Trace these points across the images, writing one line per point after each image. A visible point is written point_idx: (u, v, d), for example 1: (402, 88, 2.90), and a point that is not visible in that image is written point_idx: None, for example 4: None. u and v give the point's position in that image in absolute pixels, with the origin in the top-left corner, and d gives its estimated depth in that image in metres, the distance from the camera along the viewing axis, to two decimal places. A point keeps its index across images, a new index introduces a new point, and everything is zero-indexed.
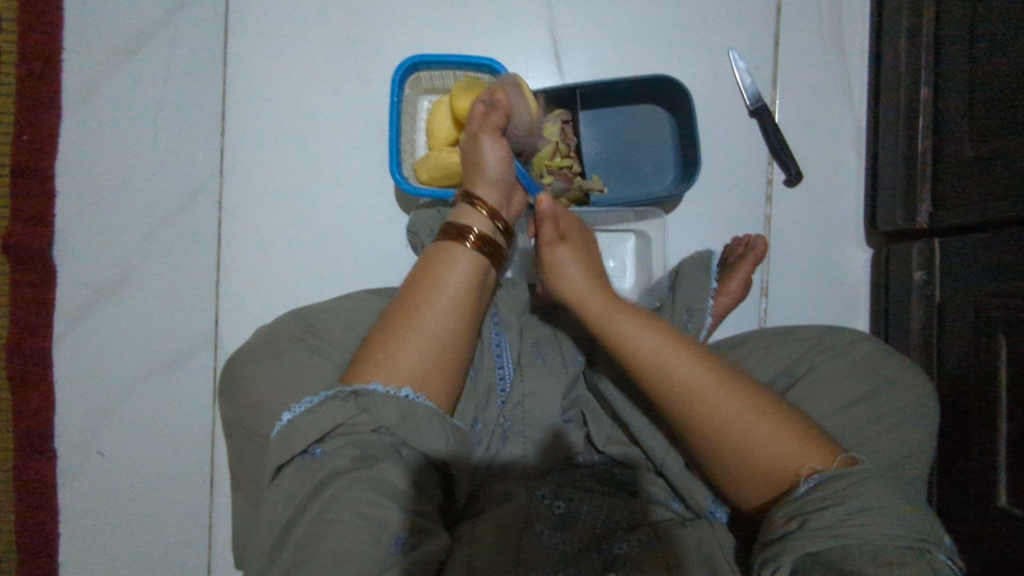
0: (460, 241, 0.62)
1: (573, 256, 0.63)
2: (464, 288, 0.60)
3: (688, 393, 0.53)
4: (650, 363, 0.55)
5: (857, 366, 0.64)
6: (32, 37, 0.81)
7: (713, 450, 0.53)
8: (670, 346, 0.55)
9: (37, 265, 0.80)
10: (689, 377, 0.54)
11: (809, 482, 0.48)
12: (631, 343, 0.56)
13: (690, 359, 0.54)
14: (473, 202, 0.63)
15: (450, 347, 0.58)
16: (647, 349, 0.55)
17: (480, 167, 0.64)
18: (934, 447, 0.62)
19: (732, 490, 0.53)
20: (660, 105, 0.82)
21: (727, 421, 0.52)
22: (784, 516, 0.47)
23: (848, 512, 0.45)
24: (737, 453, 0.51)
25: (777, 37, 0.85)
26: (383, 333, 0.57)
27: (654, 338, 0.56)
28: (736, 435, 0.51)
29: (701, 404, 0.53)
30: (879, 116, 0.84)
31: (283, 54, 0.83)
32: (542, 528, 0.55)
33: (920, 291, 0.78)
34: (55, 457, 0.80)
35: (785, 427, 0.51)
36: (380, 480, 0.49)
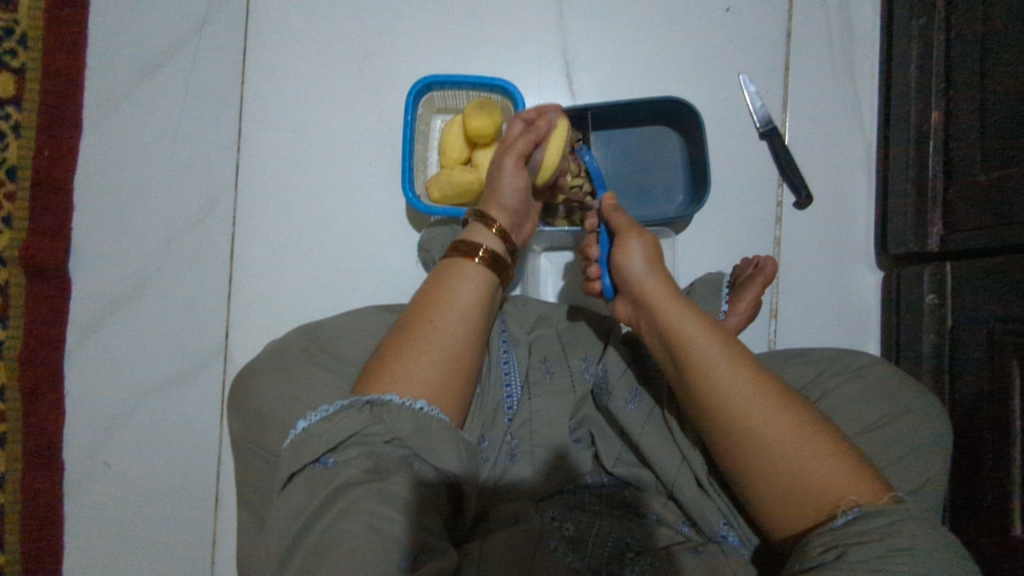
0: (471, 257, 0.63)
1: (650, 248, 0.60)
2: (477, 303, 0.61)
3: (745, 399, 0.50)
4: (708, 365, 0.52)
5: (870, 389, 0.64)
6: (59, 54, 0.83)
7: (759, 466, 0.49)
8: (729, 349, 0.52)
9: (53, 277, 0.81)
10: (748, 382, 0.51)
11: (849, 515, 0.45)
12: (689, 342, 0.53)
13: (748, 366, 0.51)
14: (487, 221, 0.64)
15: (463, 361, 0.58)
16: (708, 349, 0.52)
17: (498, 190, 0.66)
18: (947, 474, 0.62)
19: (766, 517, 0.50)
20: (671, 127, 0.83)
21: (780, 436, 0.48)
22: (820, 546, 0.44)
23: (889, 549, 0.43)
24: (783, 473, 0.48)
25: (788, 61, 0.86)
26: (397, 343, 0.58)
27: (713, 339, 0.53)
28: (788, 451, 0.48)
29: (756, 413, 0.49)
30: (890, 140, 0.84)
31: (300, 73, 0.85)
32: (555, 545, 0.56)
33: (932, 315, 0.78)
34: (63, 468, 0.81)
35: (837, 454, 0.48)
36: (392, 493, 0.49)
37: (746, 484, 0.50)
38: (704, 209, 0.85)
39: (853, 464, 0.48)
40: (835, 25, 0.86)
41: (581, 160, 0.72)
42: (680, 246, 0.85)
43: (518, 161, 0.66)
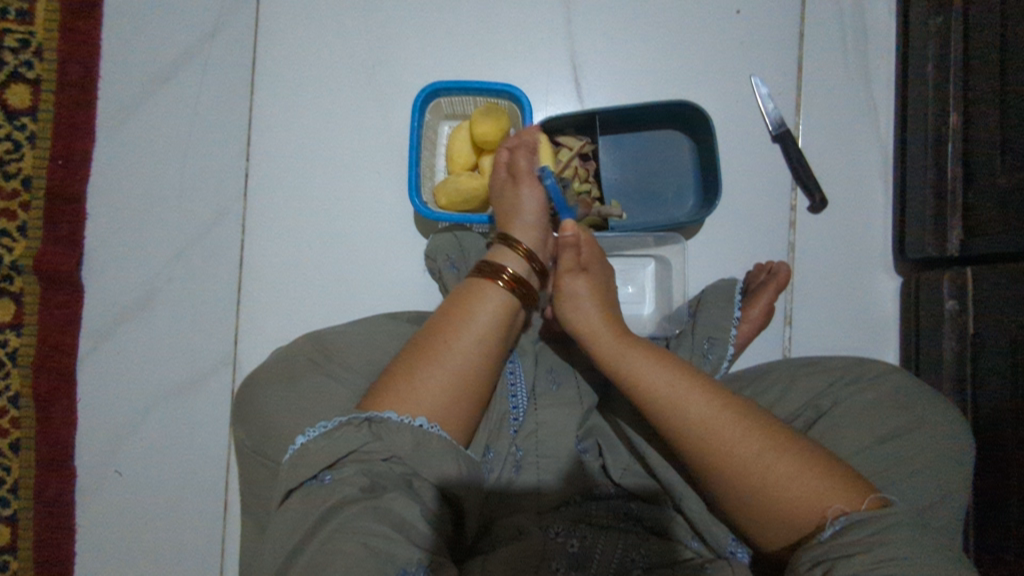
0: (495, 280, 0.61)
1: (588, 288, 0.62)
2: (494, 326, 0.59)
3: (702, 431, 0.51)
4: (663, 403, 0.54)
5: (887, 399, 0.62)
6: (73, 65, 0.84)
7: (732, 495, 0.50)
8: (680, 381, 0.54)
9: (67, 285, 0.82)
10: (703, 413, 0.52)
11: (834, 526, 0.45)
12: (641, 381, 0.55)
13: (703, 397, 0.53)
14: (509, 243, 0.63)
15: (472, 382, 0.57)
16: (659, 385, 0.54)
17: (516, 212, 0.65)
18: (969, 487, 0.59)
19: (759, 532, 0.50)
20: (681, 131, 0.82)
21: (744, 462, 0.49)
22: (809, 561, 0.44)
23: (876, 560, 0.42)
24: (754, 494, 0.49)
25: (801, 63, 0.84)
26: (406, 363, 0.56)
27: (666, 375, 0.55)
28: (754, 477, 0.49)
29: (714, 445, 0.50)
30: (907, 142, 0.82)
31: (309, 81, 0.85)
32: (557, 565, 0.54)
33: (953, 322, 0.75)
34: (75, 474, 0.81)
35: (810, 467, 0.48)
36: (387, 511, 0.49)
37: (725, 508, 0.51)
38: (716, 214, 0.83)
39: (822, 476, 0.48)
40: (849, 26, 0.85)
41: (550, 177, 0.66)
42: (691, 252, 0.83)
43: (531, 180, 0.66)
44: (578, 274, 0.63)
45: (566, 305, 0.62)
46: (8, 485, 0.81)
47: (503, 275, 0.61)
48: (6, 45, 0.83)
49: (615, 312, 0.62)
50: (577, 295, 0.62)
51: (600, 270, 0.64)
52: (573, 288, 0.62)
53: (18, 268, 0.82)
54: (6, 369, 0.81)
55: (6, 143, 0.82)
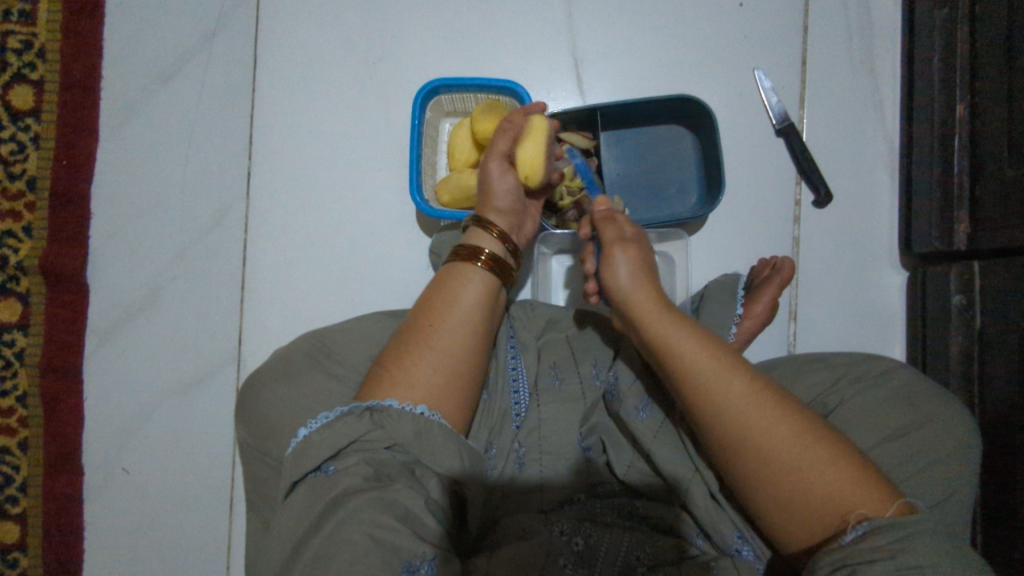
0: (472, 260, 0.62)
1: (634, 261, 0.59)
2: (479, 307, 0.60)
3: (743, 413, 0.50)
4: (704, 381, 0.52)
5: (893, 395, 0.61)
6: (75, 66, 0.84)
7: (763, 477, 0.49)
8: (723, 358, 0.52)
9: (72, 284, 0.83)
10: (745, 393, 0.50)
11: (856, 531, 0.45)
12: (683, 354, 0.53)
13: (744, 376, 0.51)
14: (483, 224, 0.64)
15: (466, 366, 0.57)
16: (702, 362, 0.52)
17: (489, 192, 0.65)
18: (976, 484, 0.59)
19: (776, 526, 0.50)
20: (683, 126, 0.81)
21: (783, 446, 0.48)
22: (830, 564, 0.44)
23: (898, 567, 0.42)
24: (788, 483, 0.48)
25: (805, 55, 0.83)
26: (399, 349, 0.57)
27: (706, 352, 0.53)
28: (792, 461, 0.48)
29: (755, 424, 0.49)
30: (913, 135, 0.81)
31: (310, 79, 0.85)
32: (565, 562, 0.54)
33: (960, 316, 0.75)
34: (82, 472, 0.82)
35: (842, 460, 0.48)
36: (393, 501, 0.48)
37: (752, 494, 0.50)
38: (720, 209, 0.83)
39: (854, 469, 0.48)
40: (854, 18, 0.84)
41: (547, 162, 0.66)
42: (695, 247, 0.83)
43: (506, 163, 0.65)
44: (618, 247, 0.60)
45: (614, 278, 0.59)
46: (17, 483, 0.82)
47: (480, 257, 0.62)
48: (8, 46, 0.83)
49: (658, 284, 0.59)
50: (619, 267, 0.59)
51: (644, 247, 0.61)
52: (615, 260, 0.59)
53: (23, 268, 0.82)
54: (13, 368, 0.82)
55: (10, 144, 0.83)
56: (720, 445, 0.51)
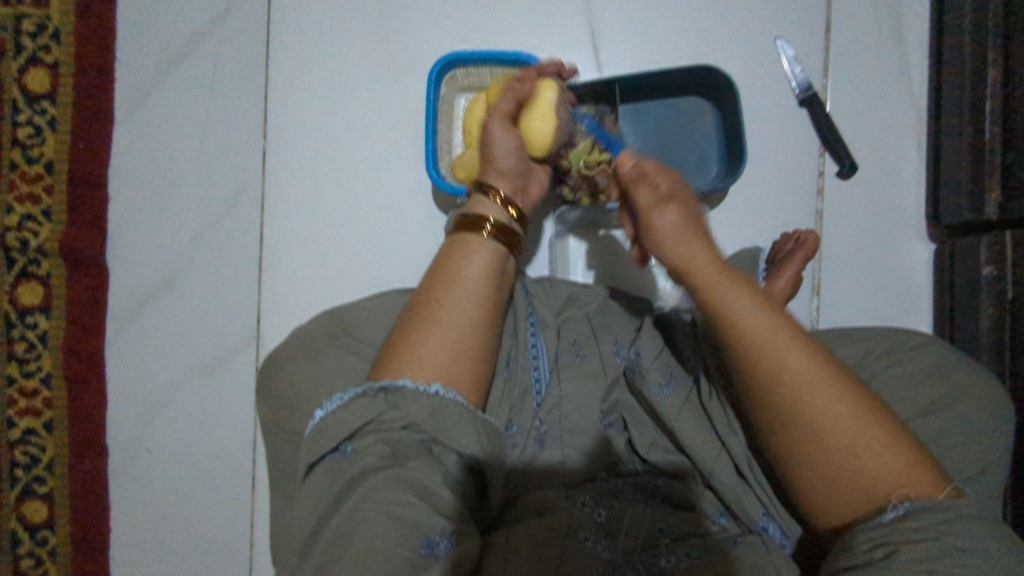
0: (477, 230, 0.61)
1: (681, 215, 0.54)
2: (485, 276, 0.59)
3: (803, 385, 0.47)
4: (764, 350, 0.48)
5: (922, 371, 0.60)
6: (90, 48, 0.84)
7: (809, 450, 0.47)
8: (785, 329, 0.48)
9: (92, 267, 0.83)
10: (804, 367, 0.47)
11: (897, 510, 0.44)
12: (742, 324, 0.48)
13: (804, 348, 0.48)
14: (487, 192, 0.63)
15: (475, 339, 0.57)
16: (763, 334, 0.48)
17: (492, 160, 0.65)
18: (1008, 459, 0.57)
19: (813, 504, 0.48)
20: (704, 97, 0.79)
21: (838, 428, 0.46)
22: (866, 542, 0.44)
23: (942, 549, 0.42)
24: (841, 465, 0.46)
25: (829, 22, 0.81)
26: (406, 328, 0.56)
27: (766, 319, 0.49)
28: (844, 438, 0.46)
29: (808, 400, 0.46)
30: (942, 102, 0.79)
31: (323, 57, 0.84)
32: (585, 535, 0.54)
33: (991, 289, 0.73)
34: (108, 452, 0.83)
35: (896, 440, 0.46)
36: (411, 479, 0.48)
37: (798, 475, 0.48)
38: (741, 182, 0.81)
39: (901, 446, 0.46)
40: None
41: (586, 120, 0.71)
42: (715, 222, 0.81)
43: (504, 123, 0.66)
44: (663, 204, 0.55)
45: (659, 238, 0.54)
46: (43, 463, 0.83)
47: (485, 225, 0.61)
48: (23, 29, 0.83)
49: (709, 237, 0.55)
50: (667, 228, 0.54)
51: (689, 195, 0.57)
52: (659, 220, 0.55)
53: (44, 251, 0.83)
54: (37, 350, 0.83)
55: (27, 127, 0.83)
56: (772, 418, 0.48)
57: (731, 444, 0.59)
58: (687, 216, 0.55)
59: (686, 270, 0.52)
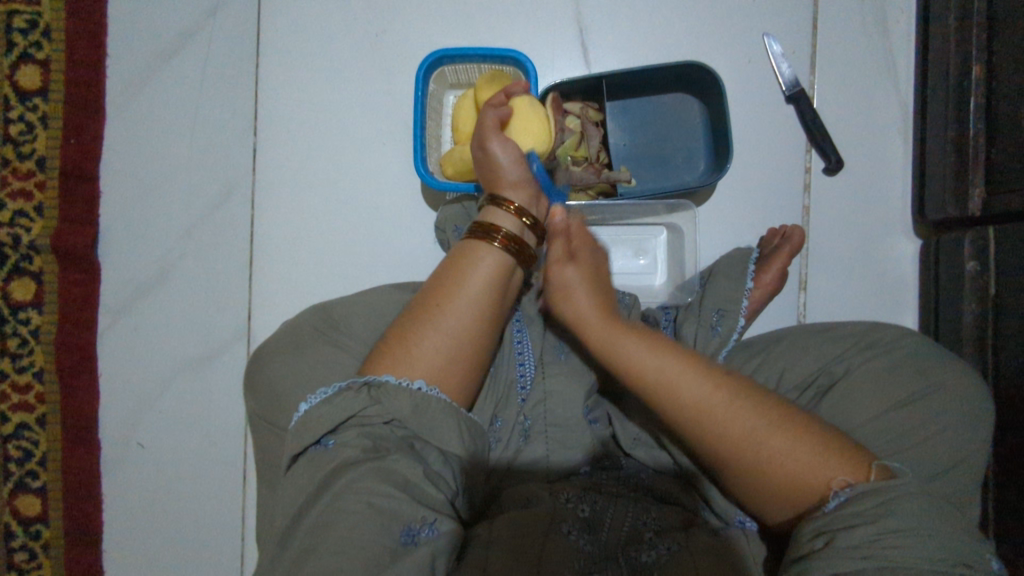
0: (488, 240, 0.61)
1: (581, 275, 0.61)
2: (484, 282, 0.59)
3: (696, 412, 0.51)
4: (658, 382, 0.53)
5: (903, 365, 0.60)
6: (81, 45, 0.84)
7: (730, 474, 0.50)
8: (673, 364, 0.53)
9: (83, 263, 0.84)
10: (696, 395, 0.51)
11: (839, 497, 0.45)
12: (635, 368, 0.54)
13: (697, 378, 0.52)
14: (500, 203, 0.63)
15: (470, 341, 0.57)
16: (651, 370, 0.53)
17: (499, 173, 0.64)
18: (987, 454, 0.58)
19: (756, 506, 0.50)
20: (690, 94, 0.80)
21: (743, 441, 0.49)
22: (810, 533, 0.45)
23: (878, 531, 0.42)
24: (753, 476, 0.49)
25: (816, 19, 0.81)
26: (402, 327, 0.57)
27: (655, 358, 0.54)
28: (750, 455, 0.48)
29: (705, 426, 0.50)
30: (928, 99, 0.79)
31: (313, 53, 0.85)
32: (569, 529, 0.54)
33: (974, 284, 0.73)
34: (100, 447, 0.84)
35: (808, 442, 0.48)
36: (391, 471, 0.49)
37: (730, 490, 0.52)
38: (728, 178, 0.82)
39: (813, 451, 0.47)
40: None
41: (535, 162, 0.67)
42: (703, 218, 0.82)
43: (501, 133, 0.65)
44: (567, 263, 0.62)
45: (560, 297, 0.62)
46: (36, 457, 0.83)
47: (497, 236, 0.61)
48: (15, 26, 0.84)
49: (609, 298, 0.61)
50: (569, 284, 0.61)
51: (592, 257, 0.64)
52: (563, 276, 0.62)
53: (36, 247, 0.83)
54: (30, 346, 0.83)
55: (19, 124, 0.83)
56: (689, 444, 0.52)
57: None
58: (587, 277, 0.62)
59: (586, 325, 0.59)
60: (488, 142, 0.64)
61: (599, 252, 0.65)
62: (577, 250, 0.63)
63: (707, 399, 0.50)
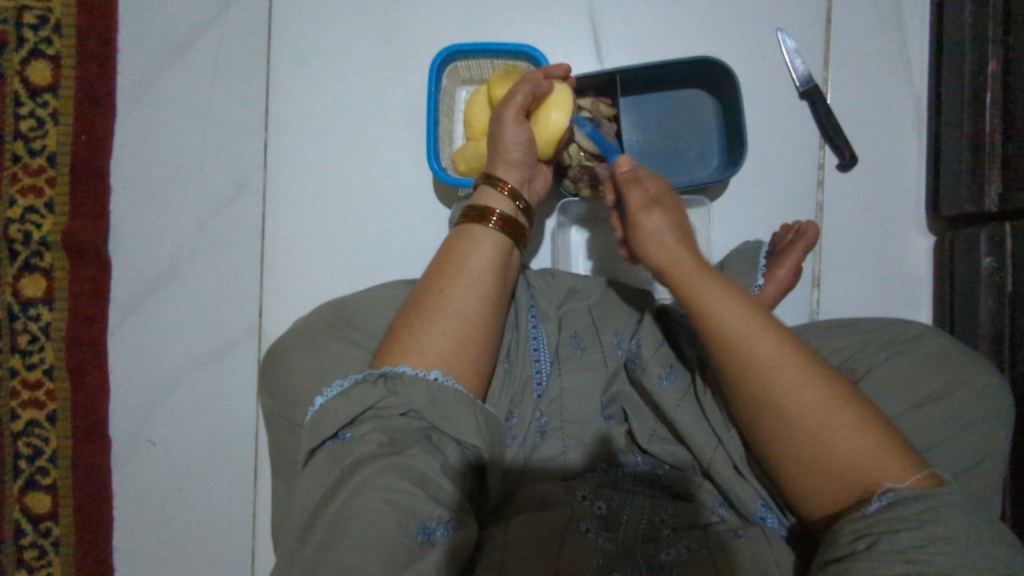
0: (482, 222, 0.62)
1: (667, 220, 0.58)
2: (489, 268, 0.60)
3: (775, 369, 0.49)
4: (741, 335, 0.50)
5: (923, 362, 0.60)
6: (92, 41, 0.84)
7: (786, 443, 0.49)
8: (759, 320, 0.50)
9: (94, 260, 0.83)
10: (778, 356, 0.49)
11: (881, 501, 0.45)
12: (717, 317, 0.51)
13: (779, 338, 0.50)
14: (495, 184, 0.64)
15: (481, 329, 0.57)
16: (737, 321, 0.50)
17: (502, 152, 0.65)
18: (1009, 449, 0.58)
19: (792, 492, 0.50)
20: (703, 89, 0.80)
21: (812, 412, 0.47)
22: (851, 534, 0.44)
23: (925, 538, 0.42)
24: (812, 450, 0.48)
25: (829, 15, 0.81)
26: (410, 315, 0.57)
27: (742, 310, 0.51)
28: (816, 429, 0.47)
29: (782, 384, 0.48)
30: (942, 95, 0.79)
31: (324, 49, 0.85)
32: (587, 526, 0.54)
33: (991, 280, 0.73)
34: (111, 443, 0.83)
35: (872, 427, 0.47)
36: (409, 467, 0.48)
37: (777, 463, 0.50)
38: (742, 174, 0.81)
39: (878, 441, 0.47)
40: None
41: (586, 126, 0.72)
42: (717, 213, 0.82)
43: (520, 116, 0.65)
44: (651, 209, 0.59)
45: (649, 243, 0.58)
46: (47, 454, 0.83)
47: (491, 218, 0.62)
48: (26, 21, 0.83)
49: (691, 244, 0.58)
50: (658, 230, 0.58)
51: (673, 205, 0.61)
52: (650, 222, 0.58)
53: (47, 243, 0.83)
54: (40, 343, 0.83)
55: (29, 120, 0.83)
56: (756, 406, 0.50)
57: (726, 441, 0.59)
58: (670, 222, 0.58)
59: (673, 266, 0.55)
60: (505, 120, 0.64)
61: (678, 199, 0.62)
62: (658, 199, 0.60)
63: (789, 362, 0.49)
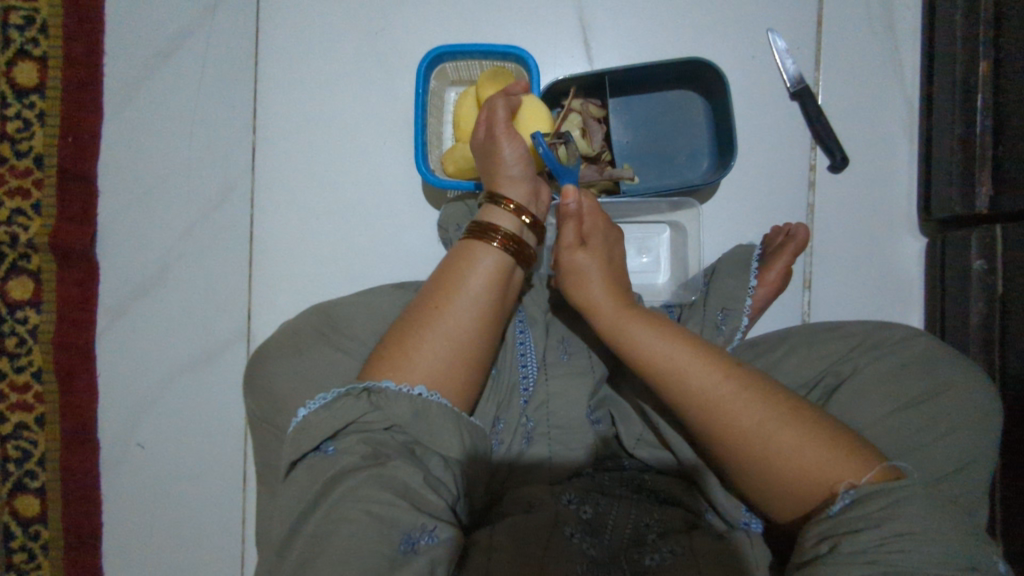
0: (484, 238, 0.60)
1: (594, 259, 0.62)
2: (485, 287, 0.58)
3: (703, 402, 0.51)
4: (668, 371, 0.53)
5: (909, 365, 0.60)
6: (79, 42, 0.83)
7: (734, 464, 0.50)
8: (685, 352, 0.53)
9: (81, 262, 0.83)
10: (703, 385, 0.51)
11: (843, 500, 0.44)
12: (646, 355, 0.54)
13: (705, 367, 0.52)
14: (498, 202, 0.62)
15: (470, 347, 0.56)
16: (660, 357, 0.53)
17: (502, 169, 0.63)
18: (995, 455, 0.57)
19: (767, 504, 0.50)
20: (694, 90, 0.79)
21: (749, 430, 0.49)
22: (815, 539, 0.44)
23: (885, 537, 0.42)
24: (761, 467, 0.48)
25: (821, 16, 0.80)
26: (401, 330, 0.57)
27: (667, 345, 0.54)
28: (756, 448, 0.48)
29: (715, 411, 0.50)
30: (934, 96, 0.78)
31: (313, 51, 0.84)
32: (571, 531, 0.54)
33: (981, 282, 0.72)
34: (99, 446, 0.83)
35: (817, 437, 0.47)
36: (391, 478, 0.48)
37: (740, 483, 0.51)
38: (732, 176, 0.81)
39: (827, 447, 0.47)
40: None
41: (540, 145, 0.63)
42: (707, 215, 0.81)
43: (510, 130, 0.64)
44: (578, 248, 0.62)
45: (573, 279, 0.61)
46: (35, 458, 0.83)
47: (492, 234, 0.60)
48: (11, 22, 0.82)
49: (620, 286, 0.61)
50: (581, 270, 0.61)
51: (604, 240, 0.63)
52: (574, 262, 0.62)
53: (34, 245, 0.82)
54: (27, 346, 0.82)
55: (16, 121, 0.82)
56: (700, 433, 0.52)
57: None
58: (599, 262, 0.62)
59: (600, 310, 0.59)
60: (495, 138, 0.63)
61: (611, 229, 0.65)
62: (589, 234, 0.63)
63: (716, 387, 0.50)
